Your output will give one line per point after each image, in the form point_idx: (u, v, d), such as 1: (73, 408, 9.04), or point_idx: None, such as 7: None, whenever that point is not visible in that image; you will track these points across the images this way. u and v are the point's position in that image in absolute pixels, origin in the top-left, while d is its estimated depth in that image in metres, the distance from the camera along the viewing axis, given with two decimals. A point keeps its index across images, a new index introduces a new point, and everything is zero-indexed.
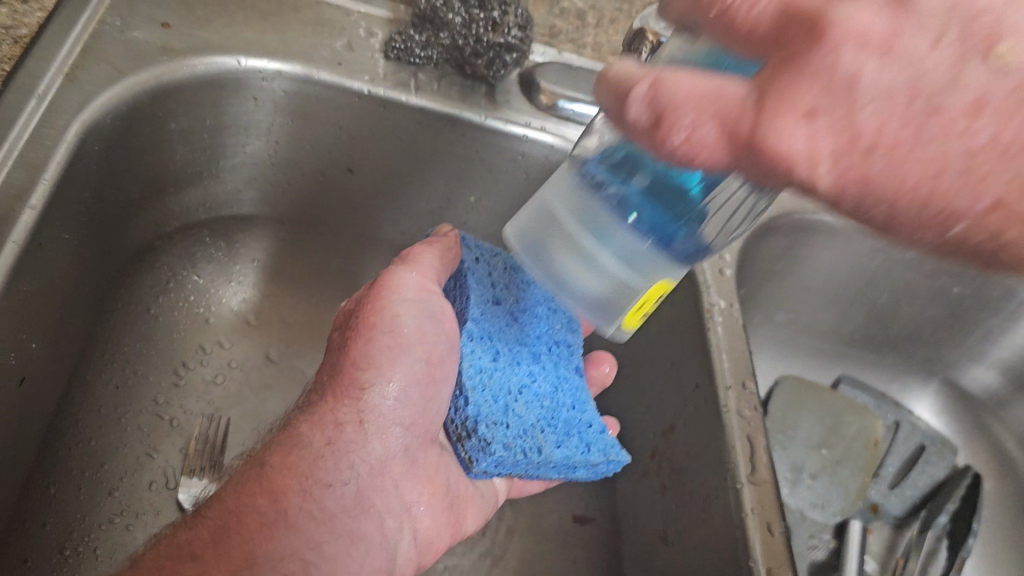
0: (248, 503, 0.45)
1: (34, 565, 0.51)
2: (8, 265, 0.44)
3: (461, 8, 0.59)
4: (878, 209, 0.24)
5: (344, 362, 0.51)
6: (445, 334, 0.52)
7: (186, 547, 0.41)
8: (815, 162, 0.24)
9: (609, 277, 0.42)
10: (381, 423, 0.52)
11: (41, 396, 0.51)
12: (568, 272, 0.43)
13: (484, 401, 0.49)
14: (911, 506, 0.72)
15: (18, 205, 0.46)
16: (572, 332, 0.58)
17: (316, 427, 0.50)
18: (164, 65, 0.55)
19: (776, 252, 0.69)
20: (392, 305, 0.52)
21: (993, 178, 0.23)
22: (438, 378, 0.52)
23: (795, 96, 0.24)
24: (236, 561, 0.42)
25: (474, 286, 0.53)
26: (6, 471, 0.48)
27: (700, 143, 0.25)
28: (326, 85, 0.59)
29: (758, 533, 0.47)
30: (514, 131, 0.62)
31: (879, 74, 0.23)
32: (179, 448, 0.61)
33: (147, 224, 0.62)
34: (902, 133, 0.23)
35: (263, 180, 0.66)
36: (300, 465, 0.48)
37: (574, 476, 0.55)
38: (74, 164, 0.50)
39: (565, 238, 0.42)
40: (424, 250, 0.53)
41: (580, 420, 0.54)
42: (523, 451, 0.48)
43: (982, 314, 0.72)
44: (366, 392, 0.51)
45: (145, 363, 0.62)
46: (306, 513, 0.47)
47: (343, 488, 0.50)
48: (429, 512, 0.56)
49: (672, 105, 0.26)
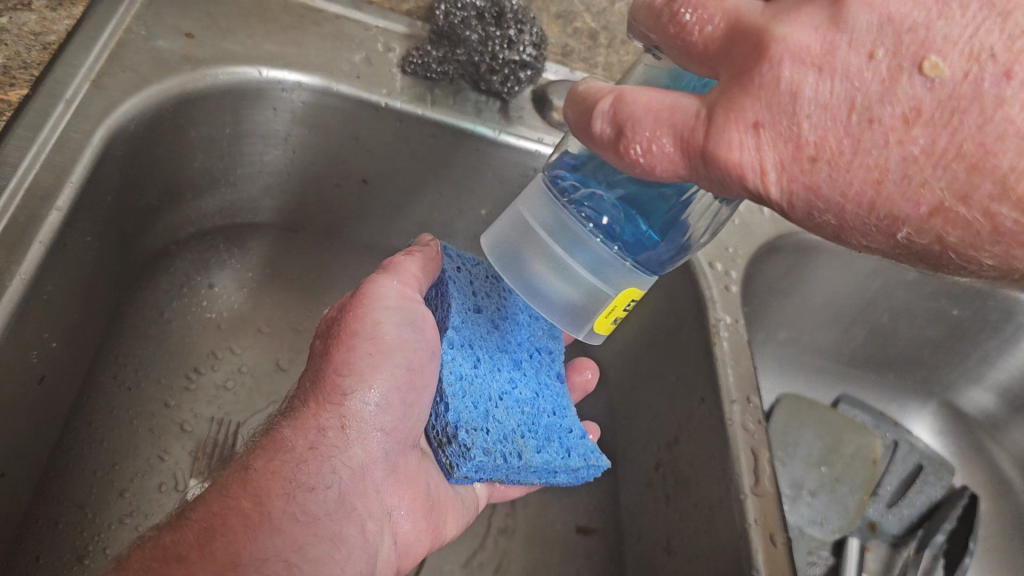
0: (232, 506, 0.42)
1: (45, 562, 0.51)
2: (36, 263, 0.45)
3: (478, 26, 0.62)
4: (828, 213, 0.28)
5: (324, 368, 0.47)
6: (425, 341, 0.49)
7: (171, 549, 0.39)
8: (763, 172, 0.28)
9: (580, 284, 0.44)
10: (362, 429, 0.48)
11: (58, 395, 0.52)
12: (538, 280, 0.44)
13: (464, 408, 0.47)
14: (908, 525, 0.73)
15: (44, 206, 0.47)
16: (553, 339, 0.58)
17: (299, 432, 0.46)
18: (188, 74, 0.56)
19: (778, 271, 0.71)
20: (373, 312, 0.48)
21: (930, 185, 0.26)
22: (420, 385, 0.48)
23: (740, 112, 0.28)
24: (221, 563, 0.39)
25: (455, 292, 0.51)
26: (22, 468, 0.49)
27: (659, 155, 0.31)
28: (344, 98, 0.61)
29: (762, 543, 0.48)
30: (526, 147, 0.64)
31: (816, 92, 0.26)
32: (188, 451, 0.61)
33: (163, 229, 0.63)
34: (839, 146, 0.26)
35: (280, 190, 0.68)
36: (283, 469, 0.45)
37: (554, 482, 0.54)
38: (98, 167, 0.52)
39: (537, 245, 0.44)
40: (406, 259, 0.50)
41: (560, 426, 0.54)
42: (503, 456, 0.46)
43: (980, 337, 0.74)
44: (348, 398, 0.47)
45: (158, 367, 0.63)
46: (289, 516, 0.43)
47: (326, 492, 0.46)
48: (409, 516, 0.52)
49: (632, 122, 0.31)
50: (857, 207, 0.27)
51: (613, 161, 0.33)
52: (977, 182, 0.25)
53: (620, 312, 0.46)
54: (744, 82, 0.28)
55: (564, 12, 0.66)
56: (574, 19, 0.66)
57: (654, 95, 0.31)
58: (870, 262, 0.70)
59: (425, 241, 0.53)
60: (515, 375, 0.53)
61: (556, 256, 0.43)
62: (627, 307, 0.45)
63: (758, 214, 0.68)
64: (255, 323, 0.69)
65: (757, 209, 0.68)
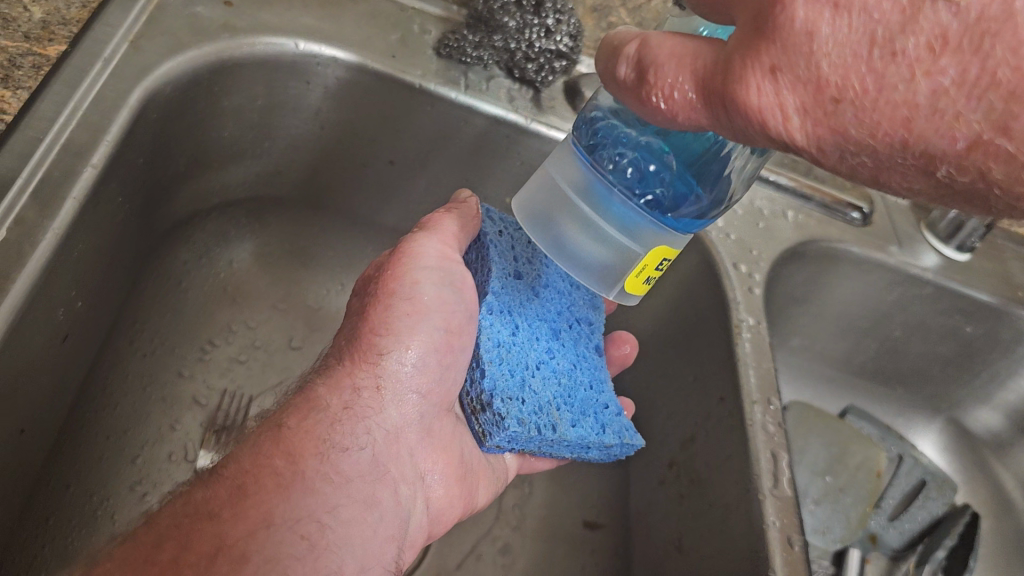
0: (265, 464, 0.42)
1: (54, 524, 0.50)
2: (69, 220, 0.46)
3: (516, 13, 0.61)
4: (863, 154, 0.28)
5: (362, 327, 0.49)
6: (463, 303, 0.51)
7: (204, 506, 0.39)
8: (787, 116, 0.27)
9: (610, 243, 0.44)
10: (398, 389, 0.49)
11: (80, 356, 0.52)
12: (571, 244, 0.45)
13: (500, 375, 0.48)
14: (909, 539, 0.71)
15: (79, 162, 0.47)
16: (593, 311, 0.60)
17: (333, 391, 0.47)
18: (226, 42, 0.56)
19: (796, 280, 0.71)
20: (413, 272, 0.49)
21: (964, 118, 0.25)
22: (457, 348, 0.50)
23: (761, 57, 0.27)
24: (253, 520, 0.38)
25: (496, 257, 0.52)
26: (43, 425, 0.48)
27: (677, 103, 0.31)
28: (379, 76, 0.60)
29: (780, 543, 0.48)
30: (558, 138, 0.62)
31: (832, 32, 0.26)
32: (199, 422, 0.61)
33: (188, 198, 0.63)
34: (862, 84, 0.26)
35: (306, 165, 0.67)
36: (317, 429, 0.45)
37: (585, 456, 0.56)
38: (134, 127, 0.51)
39: (567, 207, 0.44)
40: (446, 218, 0.51)
41: (595, 401, 0.55)
42: (537, 428, 0.47)
43: (992, 355, 0.73)
44: (385, 357, 0.48)
45: (174, 336, 0.62)
46: (323, 476, 0.43)
47: (358, 454, 0.46)
48: (442, 482, 0.53)
49: (659, 67, 0.32)
50: (890, 147, 0.27)
51: (641, 110, 0.34)
52: (1015, 111, 0.24)
53: (654, 272, 0.45)
54: (762, 28, 0.27)
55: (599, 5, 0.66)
56: (608, 14, 0.66)
57: (680, 41, 0.32)
58: (889, 274, 0.70)
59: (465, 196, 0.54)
60: (551, 346, 0.54)
61: (585, 217, 0.43)
62: (660, 265, 0.45)
63: (782, 219, 0.68)
64: (269, 298, 0.69)
65: (781, 214, 0.69)
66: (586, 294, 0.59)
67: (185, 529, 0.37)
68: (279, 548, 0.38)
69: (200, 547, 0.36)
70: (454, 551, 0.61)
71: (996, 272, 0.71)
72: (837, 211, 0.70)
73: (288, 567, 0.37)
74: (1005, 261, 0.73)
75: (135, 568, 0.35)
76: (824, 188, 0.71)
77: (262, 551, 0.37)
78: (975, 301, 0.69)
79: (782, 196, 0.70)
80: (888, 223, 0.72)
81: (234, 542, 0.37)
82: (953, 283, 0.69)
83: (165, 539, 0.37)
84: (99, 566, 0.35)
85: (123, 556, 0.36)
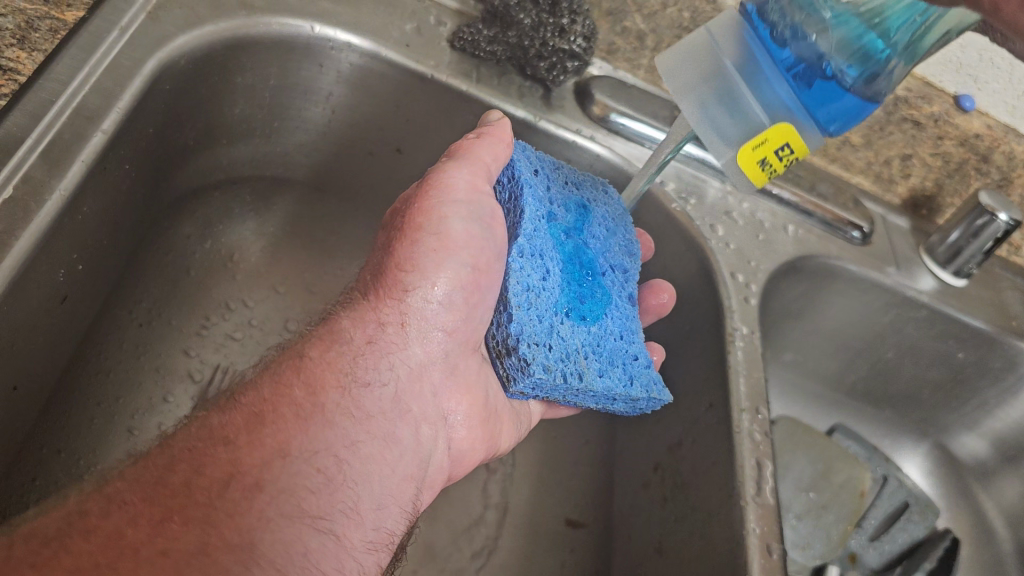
0: (284, 394, 0.43)
1: (41, 485, 0.51)
2: (77, 181, 0.46)
3: (533, 11, 0.60)
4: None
5: (387, 263, 0.50)
6: (494, 240, 0.51)
7: (219, 431, 0.41)
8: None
9: (742, 109, 0.44)
10: (423, 326, 0.51)
11: (74, 320, 0.53)
12: (703, 111, 0.45)
13: (528, 320, 0.49)
14: (888, 561, 0.69)
15: (91, 126, 0.48)
16: (629, 257, 0.60)
17: (358, 324, 0.49)
18: (243, 20, 0.56)
19: (792, 295, 0.71)
20: (441, 206, 0.50)
21: None
22: (484, 287, 0.51)
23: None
24: (269, 447, 0.40)
25: (529, 198, 0.52)
26: (33, 385, 0.50)
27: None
28: (391, 64, 0.60)
29: (758, 550, 0.48)
30: (564, 137, 0.63)
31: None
32: (190, 395, 0.61)
33: (194, 171, 0.63)
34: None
35: (316, 147, 0.68)
36: (339, 362, 0.47)
37: (613, 407, 0.57)
38: (146, 96, 0.52)
39: (705, 63, 0.45)
40: (477, 146, 0.51)
41: (626, 351, 0.56)
42: (562, 376, 0.48)
43: (981, 383, 0.72)
44: (411, 294, 0.50)
45: (170, 308, 0.63)
46: (342, 410, 0.44)
47: (381, 390, 0.48)
48: (465, 423, 0.54)
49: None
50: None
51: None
52: None
53: (772, 156, 0.44)
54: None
55: (614, 8, 0.64)
56: (622, 18, 0.65)
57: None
58: (885, 296, 0.70)
59: (494, 120, 0.53)
60: (581, 291, 0.54)
61: (727, 79, 0.44)
62: (779, 153, 0.44)
63: (783, 233, 0.68)
64: (269, 279, 0.69)
65: (781, 228, 0.69)
66: (623, 240, 0.60)
67: (196, 453, 0.39)
68: (293, 479, 0.39)
69: (212, 471, 0.38)
70: (438, 539, 0.62)
71: (991, 300, 0.71)
72: (839, 231, 0.70)
73: (301, 499, 0.39)
74: (1001, 289, 0.73)
75: (148, 488, 0.37)
76: (827, 205, 0.70)
77: (275, 482, 0.39)
78: (968, 327, 0.69)
79: (783, 210, 0.70)
80: (888, 244, 0.72)
81: (248, 469, 0.39)
82: (947, 307, 0.69)
83: (176, 462, 0.39)
84: (109, 484, 0.37)
85: (135, 476, 0.38)
